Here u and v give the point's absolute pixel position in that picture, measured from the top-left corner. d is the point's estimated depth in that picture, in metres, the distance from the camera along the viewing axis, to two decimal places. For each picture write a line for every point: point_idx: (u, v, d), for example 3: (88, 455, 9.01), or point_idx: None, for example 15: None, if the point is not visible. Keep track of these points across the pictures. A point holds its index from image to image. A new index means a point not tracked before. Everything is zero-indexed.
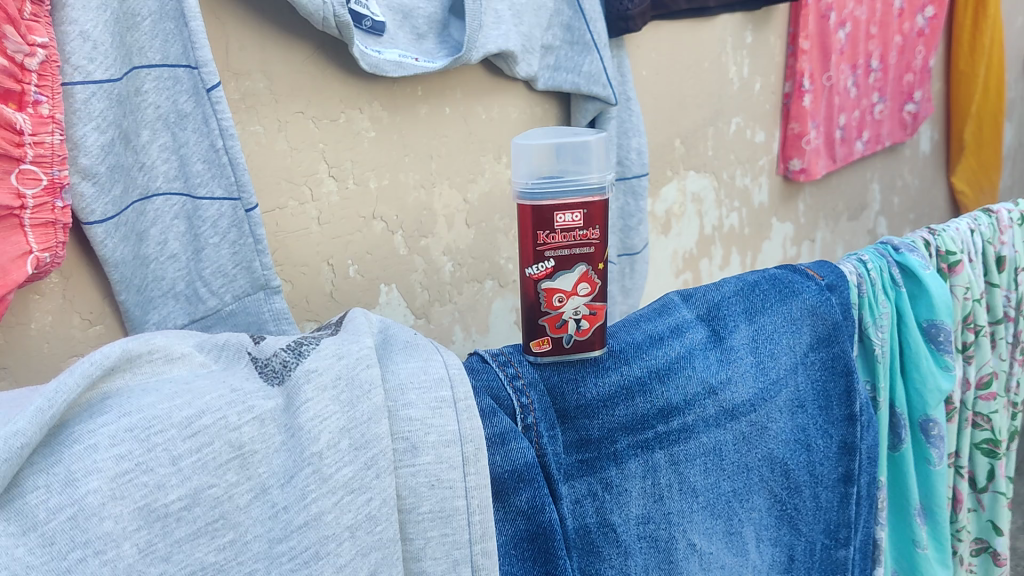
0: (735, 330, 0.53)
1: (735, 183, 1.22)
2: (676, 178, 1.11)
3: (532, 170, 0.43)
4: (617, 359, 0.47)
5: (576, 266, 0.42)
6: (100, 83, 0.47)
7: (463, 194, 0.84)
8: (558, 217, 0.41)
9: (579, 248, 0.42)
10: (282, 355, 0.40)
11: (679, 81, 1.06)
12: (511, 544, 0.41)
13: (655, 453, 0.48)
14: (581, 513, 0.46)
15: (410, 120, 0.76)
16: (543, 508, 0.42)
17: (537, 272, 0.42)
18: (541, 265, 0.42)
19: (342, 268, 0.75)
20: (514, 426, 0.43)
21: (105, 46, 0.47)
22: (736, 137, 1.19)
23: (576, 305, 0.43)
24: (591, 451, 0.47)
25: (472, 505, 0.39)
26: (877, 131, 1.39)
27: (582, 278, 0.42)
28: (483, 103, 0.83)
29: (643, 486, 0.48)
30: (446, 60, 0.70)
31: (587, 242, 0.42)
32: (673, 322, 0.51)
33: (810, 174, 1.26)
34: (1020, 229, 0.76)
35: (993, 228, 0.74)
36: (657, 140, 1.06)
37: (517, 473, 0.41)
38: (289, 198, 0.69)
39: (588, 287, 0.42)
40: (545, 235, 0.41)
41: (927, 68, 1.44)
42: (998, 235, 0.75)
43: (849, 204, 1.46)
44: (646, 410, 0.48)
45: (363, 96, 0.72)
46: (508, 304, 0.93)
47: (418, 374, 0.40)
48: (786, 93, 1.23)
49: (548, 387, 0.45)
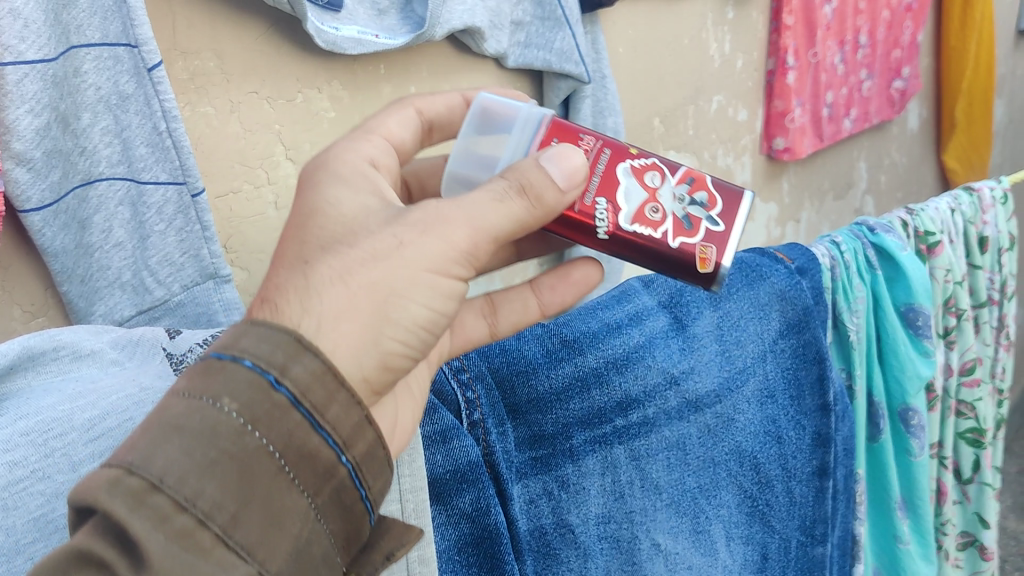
0: (699, 316, 0.51)
1: (718, 163, 1.18)
2: (655, 158, 1.08)
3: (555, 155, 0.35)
4: (570, 349, 0.46)
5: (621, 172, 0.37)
6: (32, 64, 0.43)
7: None
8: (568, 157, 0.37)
9: (599, 158, 0.37)
10: (197, 352, 0.41)
11: (658, 58, 1.03)
12: (454, 549, 0.38)
13: (614, 449, 0.46)
14: (537, 514, 0.43)
15: (373, 99, 0.74)
16: (488, 510, 0.39)
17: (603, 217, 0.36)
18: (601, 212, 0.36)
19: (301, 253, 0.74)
20: (459, 422, 0.41)
21: (36, 24, 0.43)
22: (717, 116, 1.16)
23: (669, 187, 0.38)
24: (545, 447, 0.44)
25: (407, 509, 0.36)
26: (865, 109, 1.36)
27: (640, 173, 0.38)
28: (450, 80, 0.80)
29: (602, 484, 0.45)
30: (409, 36, 0.66)
31: (589, 139, 0.38)
32: (631, 310, 0.50)
33: (795, 153, 1.23)
34: (1004, 209, 0.74)
35: (975, 208, 0.72)
36: (635, 119, 1.03)
37: (459, 473, 0.39)
38: (243, 181, 0.67)
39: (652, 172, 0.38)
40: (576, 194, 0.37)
41: (915, 43, 1.40)
42: (981, 215, 0.72)
43: (835, 183, 1.43)
44: (602, 403, 0.46)
45: (321, 75, 0.69)
46: None
47: None
48: (769, 70, 1.20)
49: (497, 380, 0.43)
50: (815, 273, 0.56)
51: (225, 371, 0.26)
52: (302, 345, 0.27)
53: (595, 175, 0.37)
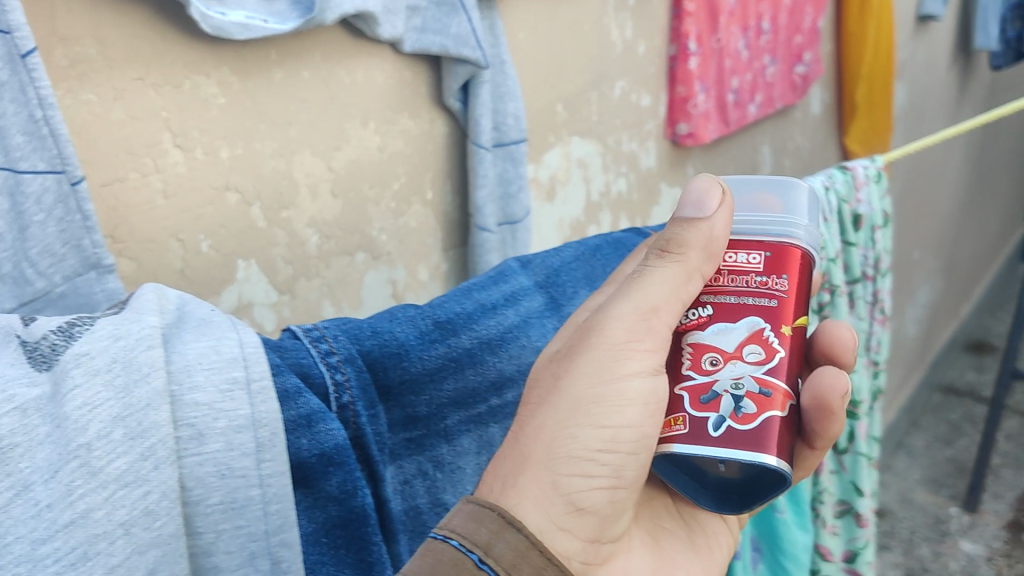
0: (572, 297, 0.57)
1: (622, 149, 1.19)
2: (559, 144, 1.08)
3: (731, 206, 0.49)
4: (444, 332, 0.50)
5: (745, 319, 0.47)
6: None
7: (328, 163, 0.77)
8: (733, 256, 0.50)
9: (752, 299, 0.48)
10: (52, 338, 0.38)
11: (560, 44, 1.03)
12: (320, 532, 0.43)
13: (489, 428, 0.51)
14: (412, 494, 0.48)
15: (263, 85, 0.70)
16: (355, 492, 0.43)
17: (690, 321, 0.49)
18: (698, 313, 0.49)
19: (192, 244, 0.68)
20: (328, 407, 0.44)
21: None
22: (621, 101, 1.16)
23: (736, 368, 0.45)
24: (419, 429, 0.48)
25: (268, 494, 0.40)
26: (770, 94, 1.38)
27: (750, 339, 0.46)
28: (346, 68, 0.76)
29: (477, 462, 0.51)
30: (299, 21, 0.65)
31: (777, 290, 0.48)
32: (508, 291, 0.54)
33: (698, 138, 1.25)
34: (877, 187, 0.76)
35: (849, 186, 0.73)
36: (537, 104, 1.02)
37: (325, 456, 0.42)
38: (129, 171, 0.63)
39: (755, 350, 0.46)
40: (713, 279, 0.50)
41: (814, 29, 1.44)
42: (854, 193, 0.74)
43: (739, 168, 1.45)
44: (476, 383, 0.50)
45: (210, 63, 0.65)
46: (384, 276, 0.87)
47: (207, 354, 0.40)
48: (671, 56, 1.21)
49: (367, 362, 0.46)
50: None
51: (432, 549, 0.37)
52: (504, 520, 0.38)
53: (738, 301, 0.48)
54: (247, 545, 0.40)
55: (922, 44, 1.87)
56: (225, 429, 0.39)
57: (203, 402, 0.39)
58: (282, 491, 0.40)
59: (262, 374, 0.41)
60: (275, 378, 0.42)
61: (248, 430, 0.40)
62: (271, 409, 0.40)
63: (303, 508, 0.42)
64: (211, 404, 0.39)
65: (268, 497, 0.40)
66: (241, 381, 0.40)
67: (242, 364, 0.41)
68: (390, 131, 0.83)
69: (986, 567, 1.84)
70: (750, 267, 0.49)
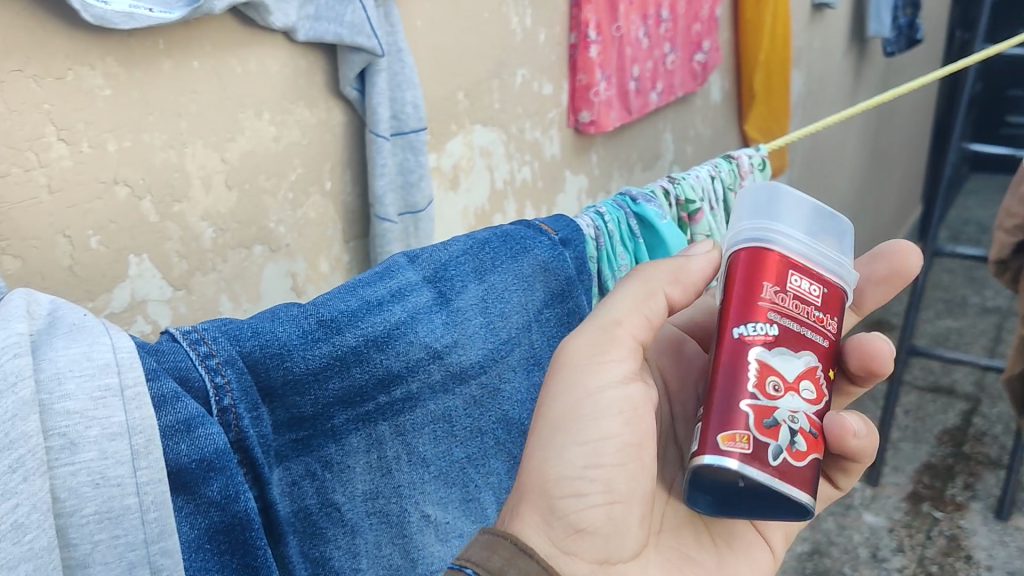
0: (463, 291, 0.57)
1: (525, 137, 1.19)
2: (461, 132, 1.08)
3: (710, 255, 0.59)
4: (328, 330, 0.49)
5: (803, 355, 0.48)
6: None
7: (221, 154, 0.75)
8: (796, 280, 0.49)
9: (810, 333, 0.48)
10: None
11: (459, 31, 1.02)
12: (204, 538, 0.43)
13: (378, 426, 0.52)
14: (300, 495, 0.49)
15: (151, 77, 0.67)
16: (237, 497, 0.43)
17: (754, 332, 0.47)
18: (762, 327, 0.47)
19: (81, 239, 0.66)
20: (209, 410, 0.45)
21: None
22: (522, 90, 1.16)
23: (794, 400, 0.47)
24: (304, 429, 0.49)
25: (145, 502, 0.40)
26: (670, 82, 1.40)
27: (804, 376, 0.47)
28: (237, 56, 0.74)
29: (368, 460, 0.52)
30: (186, 10, 0.63)
31: (828, 331, 0.49)
32: (395, 287, 0.54)
33: (599, 126, 1.26)
34: (761, 174, 0.82)
35: (734, 174, 0.79)
36: (437, 93, 1.02)
37: (205, 461, 0.43)
38: (10, 166, 0.60)
39: (807, 390, 0.47)
40: (777, 289, 0.48)
41: (712, 18, 1.46)
42: (739, 181, 0.80)
43: (642, 155, 1.46)
44: (362, 380, 0.51)
45: (92, 51, 0.63)
46: (284, 269, 0.85)
47: (78, 361, 0.40)
48: (572, 44, 1.21)
49: (248, 364, 0.46)
50: (578, 242, 0.64)
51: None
52: (516, 548, 0.46)
53: (798, 329, 0.48)
54: (126, 555, 0.39)
55: (818, 32, 1.92)
56: (99, 436, 0.39)
57: (74, 411, 0.39)
58: (160, 499, 0.40)
59: (136, 379, 0.41)
60: (151, 384, 0.43)
61: (123, 437, 0.40)
62: (146, 415, 0.40)
63: (185, 514, 0.42)
64: (81, 411, 0.39)
65: (145, 505, 0.40)
66: (115, 388, 0.40)
67: (115, 370, 0.41)
68: (287, 122, 0.80)
69: (887, 538, 1.91)
70: (811, 299, 0.49)
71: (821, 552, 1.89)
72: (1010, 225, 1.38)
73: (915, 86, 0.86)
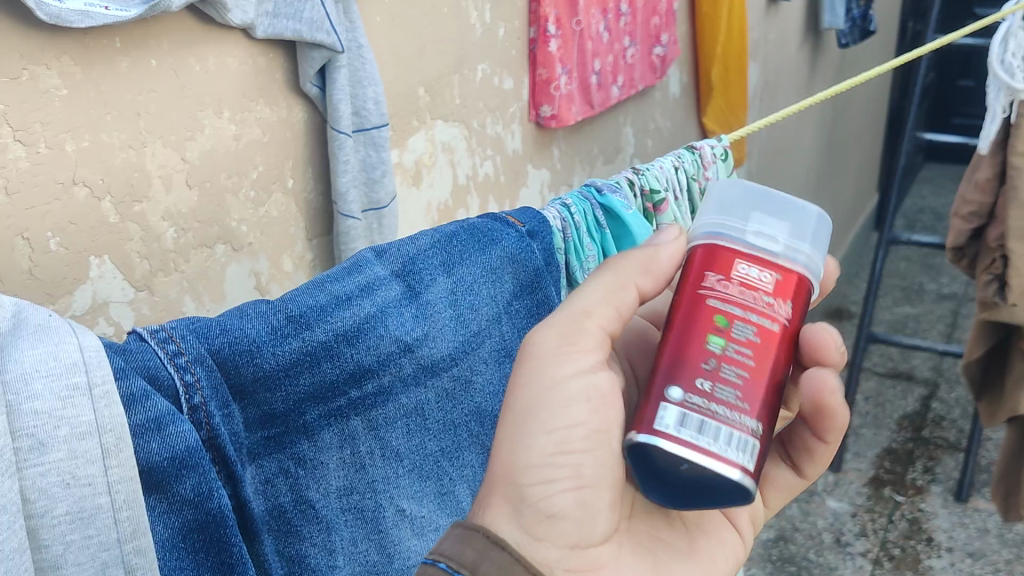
0: (431, 284, 0.57)
1: (487, 132, 1.19)
2: (423, 128, 1.07)
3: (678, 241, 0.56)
4: (298, 326, 0.49)
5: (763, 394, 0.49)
6: None
7: (181, 153, 0.74)
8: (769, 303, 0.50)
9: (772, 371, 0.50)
10: None
11: (418, 27, 1.02)
12: (178, 536, 0.43)
13: (351, 421, 0.52)
14: (274, 493, 0.49)
15: (108, 75, 0.66)
16: (210, 495, 0.43)
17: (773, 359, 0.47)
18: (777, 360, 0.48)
19: (40, 241, 0.65)
20: (179, 409, 0.44)
21: None
22: (483, 85, 1.16)
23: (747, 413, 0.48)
24: (276, 426, 0.49)
25: (117, 501, 0.40)
26: (630, 75, 1.40)
27: None
28: (196, 54, 0.73)
29: (341, 456, 0.52)
30: (142, 7, 0.62)
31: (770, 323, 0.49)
32: (364, 281, 0.54)
33: (561, 120, 1.26)
34: (723, 163, 0.83)
35: (697, 165, 0.80)
36: (398, 89, 1.01)
37: (177, 460, 0.43)
38: None
39: None
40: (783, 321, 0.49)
41: (671, 11, 1.47)
42: (702, 171, 0.81)
43: (603, 148, 1.47)
44: (334, 376, 0.51)
45: (47, 51, 0.61)
46: (248, 268, 0.84)
47: (45, 360, 0.40)
48: (531, 39, 1.22)
49: (218, 361, 0.46)
50: (545, 233, 0.65)
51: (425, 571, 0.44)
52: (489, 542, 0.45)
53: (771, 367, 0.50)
54: (99, 554, 0.39)
55: (773, 24, 1.94)
56: (69, 436, 0.39)
57: (42, 411, 0.38)
58: (131, 497, 0.40)
59: (105, 378, 0.40)
60: (119, 383, 0.42)
61: (93, 436, 0.39)
62: (116, 413, 0.40)
63: (158, 513, 0.42)
64: (49, 411, 0.39)
65: (118, 504, 0.40)
66: (83, 387, 0.40)
67: (82, 369, 0.40)
68: (246, 120, 0.80)
69: (850, 522, 1.94)
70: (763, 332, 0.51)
71: (787, 539, 1.91)
72: (966, 212, 1.40)
73: (881, 71, 0.86)
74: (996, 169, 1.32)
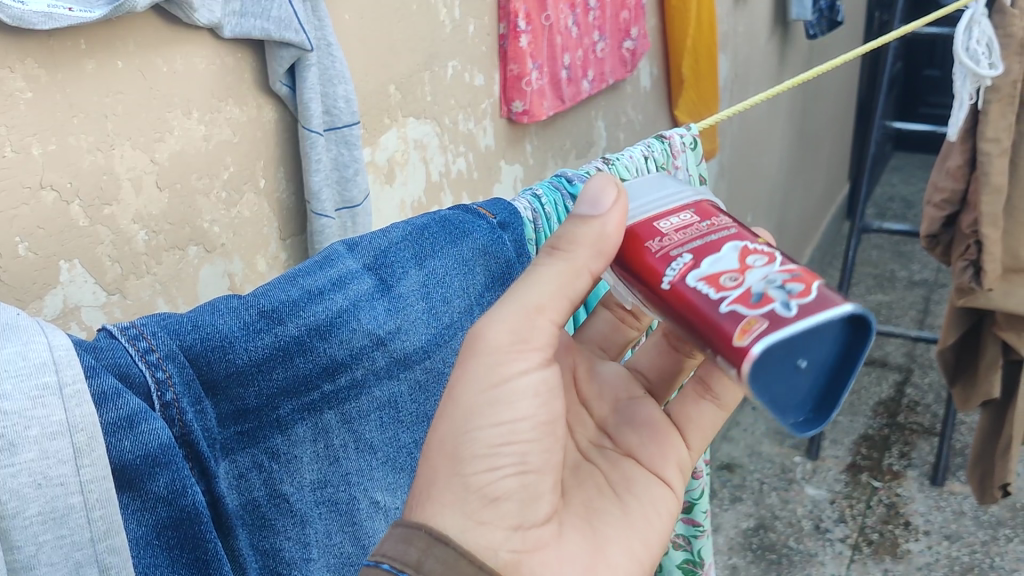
0: (404, 277, 0.57)
1: (459, 128, 1.19)
2: (395, 126, 1.07)
3: (623, 200, 0.50)
4: (270, 321, 0.49)
5: (734, 244, 0.48)
6: None
7: (150, 154, 0.74)
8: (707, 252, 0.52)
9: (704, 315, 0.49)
10: None
11: (387, 24, 1.02)
12: (153, 533, 0.43)
13: (325, 415, 0.52)
14: (248, 488, 0.49)
15: (74, 77, 0.66)
16: (184, 491, 0.43)
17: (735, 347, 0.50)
18: None
19: (8, 246, 0.64)
20: (151, 406, 0.44)
21: None
22: (454, 81, 1.16)
23: (764, 271, 0.45)
24: (250, 422, 0.49)
25: (89, 501, 0.40)
26: (601, 69, 1.41)
27: (749, 254, 0.47)
28: (163, 55, 0.73)
29: (315, 449, 0.52)
30: (107, 8, 0.62)
31: (726, 225, 0.50)
32: (335, 275, 0.54)
33: (533, 115, 1.26)
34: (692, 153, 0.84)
35: (666, 154, 0.81)
36: (369, 86, 1.01)
37: (150, 457, 0.42)
38: None
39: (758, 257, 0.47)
40: None
41: (640, 5, 1.47)
42: (672, 160, 0.82)
43: (575, 143, 1.47)
44: (306, 370, 0.51)
45: (11, 54, 0.61)
46: (220, 269, 0.84)
47: (14, 360, 0.39)
48: (502, 35, 1.22)
49: (189, 358, 0.46)
50: (515, 225, 0.65)
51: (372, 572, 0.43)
52: (434, 537, 0.45)
53: (704, 240, 0.49)
54: (72, 554, 0.39)
55: (742, 17, 1.95)
56: (39, 436, 0.39)
57: (12, 411, 0.38)
58: (106, 496, 0.40)
59: (75, 377, 0.40)
60: (92, 381, 0.42)
61: (64, 436, 0.39)
62: (87, 412, 0.40)
63: (131, 512, 0.42)
64: (18, 411, 0.38)
65: (90, 504, 0.40)
66: (54, 387, 0.40)
67: (52, 368, 0.40)
68: (216, 120, 0.79)
69: (829, 509, 1.95)
70: (692, 223, 0.50)
71: (767, 527, 1.92)
72: (937, 200, 1.42)
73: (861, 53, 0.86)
74: (965, 156, 1.34)
